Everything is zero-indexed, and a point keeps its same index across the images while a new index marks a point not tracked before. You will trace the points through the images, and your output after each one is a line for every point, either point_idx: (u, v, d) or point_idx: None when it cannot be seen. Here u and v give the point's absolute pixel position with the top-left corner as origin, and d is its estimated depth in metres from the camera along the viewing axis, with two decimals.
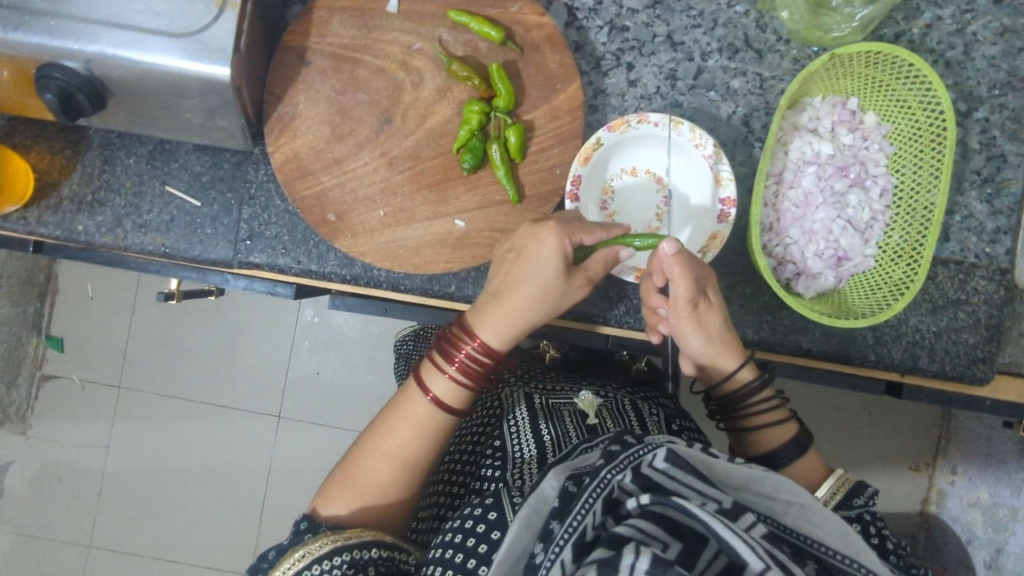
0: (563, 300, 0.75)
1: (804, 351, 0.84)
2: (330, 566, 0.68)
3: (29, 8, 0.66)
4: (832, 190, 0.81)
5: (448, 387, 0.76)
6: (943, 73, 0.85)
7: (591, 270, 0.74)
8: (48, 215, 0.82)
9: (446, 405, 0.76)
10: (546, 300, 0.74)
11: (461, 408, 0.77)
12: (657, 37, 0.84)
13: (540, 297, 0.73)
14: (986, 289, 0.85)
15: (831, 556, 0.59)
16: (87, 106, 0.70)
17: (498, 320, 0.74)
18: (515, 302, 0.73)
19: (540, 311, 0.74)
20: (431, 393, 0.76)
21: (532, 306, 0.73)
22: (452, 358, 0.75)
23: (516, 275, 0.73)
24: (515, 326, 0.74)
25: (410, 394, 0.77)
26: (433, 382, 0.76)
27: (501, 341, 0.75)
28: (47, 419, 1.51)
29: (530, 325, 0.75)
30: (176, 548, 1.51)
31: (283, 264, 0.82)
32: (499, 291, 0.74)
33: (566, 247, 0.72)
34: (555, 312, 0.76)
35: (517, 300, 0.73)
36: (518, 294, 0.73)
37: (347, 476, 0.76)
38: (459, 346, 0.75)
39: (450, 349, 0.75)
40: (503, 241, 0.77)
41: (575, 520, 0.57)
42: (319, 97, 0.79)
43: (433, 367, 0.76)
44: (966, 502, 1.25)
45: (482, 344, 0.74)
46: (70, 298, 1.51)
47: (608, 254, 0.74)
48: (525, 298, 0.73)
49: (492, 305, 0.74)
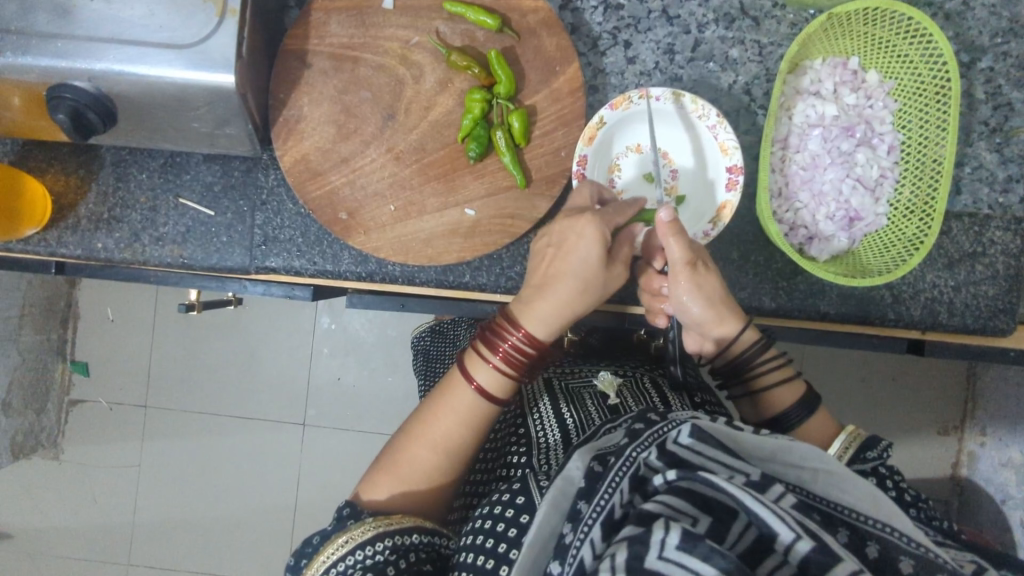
0: (604, 288, 0.75)
1: (823, 315, 0.84)
2: (374, 551, 0.70)
3: (35, 32, 0.67)
4: (839, 150, 0.81)
5: (492, 376, 0.76)
6: (943, 26, 0.85)
7: (620, 254, 0.76)
8: (68, 235, 0.84)
9: (491, 395, 0.77)
10: (589, 290, 0.74)
11: (503, 399, 0.78)
12: (652, 12, 0.84)
13: (584, 291, 0.74)
14: (1002, 239, 0.85)
15: (865, 522, 0.58)
16: (98, 124, 0.71)
17: (545, 314, 0.74)
18: (560, 295, 0.74)
19: (584, 302, 0.75)
20: (475, 382, 0.77)
21: (573, 300, 0.74)
22: (498, 348, 0.76)
23: (557, 266, 0.74)
24: (561, 317, 0.75)
25: (455, 383, 0.78)
26: (478, 371, 0.77)
27: (547, 333, 0.75)
28: (79, 442, 1.54)
29: (575, 316, 0.76)
30: (211, 560, 1.53)
31: (299, 266, 0.84)
32: (541, 285, 0.75)
33: (605, 234, 0.72)
34: (598, 301, 0.76)
35: (559, 294, 0.74)
36: (563, 290, 0.73)
37: (391, 464, 0.77)
38: (505, 336, 0.75)
39: (495, 339, 0.76)
40: (541, 232, 0.77)
41: (603, 499, 0.58)
42: (323, 97, 0.80)
43: (477, 356, 0.77)
44: (998, 462, 1.24)
45: (529, 337, 0.75)
46: (92, 323, 1.53)
47: (630, 237, 0.77)
48: (568, 292, 0.73)
49: (534, 296, 0.75)
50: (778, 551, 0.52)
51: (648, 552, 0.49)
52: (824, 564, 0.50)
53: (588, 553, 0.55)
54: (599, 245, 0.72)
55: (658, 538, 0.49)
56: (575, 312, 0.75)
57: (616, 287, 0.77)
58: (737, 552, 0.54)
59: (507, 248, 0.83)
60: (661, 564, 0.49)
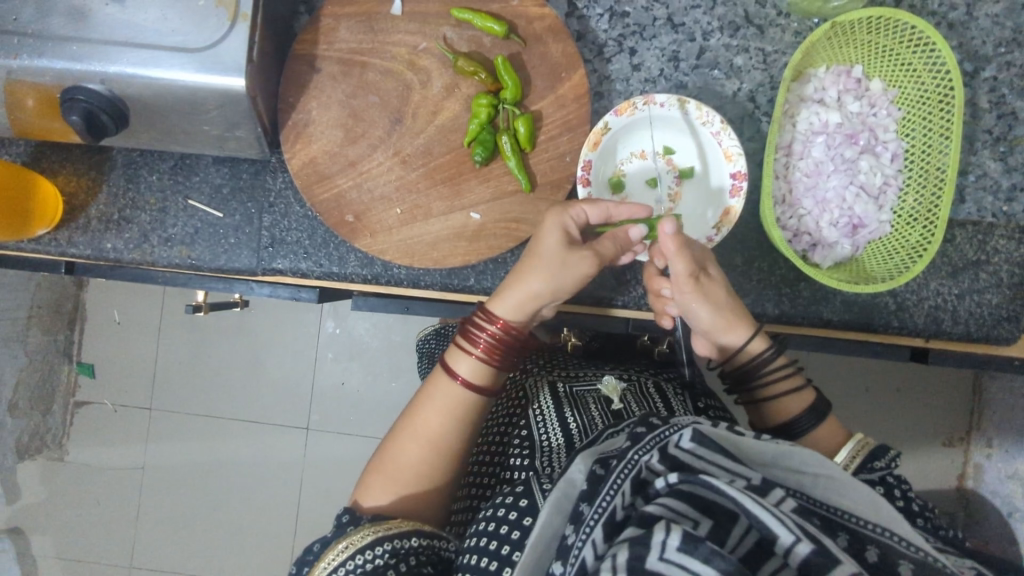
0: (567, 275, 0.75)
1: (826, 322, 0.84)
2: (373, 556, 0.70)
3: (50, 36, 0.69)
4: (843, 158, 0.81)
5: (470, 365, 0.77)
6: (947, 35, 0.85)
7: (598, 248, 0.75)
8: (78, 235, 0.85)
9: (470, 384, 0.77)
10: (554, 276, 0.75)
11: (481, 388, 0.78)
12: (657, 20, 0.85)
13: (552, 274, 0.74)
14: (1007, 248, 0.85)
15: (863, 526, 0.58)
16: (111, 126, 0.72)
17: (516, 299, 0.76)
18: (528, 282, 0.75)
19: (551, 288, 0.75)
20: (456, 373, 0.78)
21: (540, 283, 0.75)
22: (475, 338, 0.77)
23: (527, 255, 0.76)
24: (531, 300, 0.76)
25: (438, 376, 0.79)
26: (458, 363, 0.78)
27: (518, 317, 0.77)
28: (84, 444, 1.55)
29: (546, 302, 0.76)
30: (212, 562, 1.54)
31: (305, 268, 0.85)
32: (515, 274, 0.77)
33: (565, 221, 0.75)
34: (566, 288, 0.76)
35: (528, 277, 0.75)
36: (531, 272, 0.75)
37: (382, 464, 0.78)
38: (480, 325, 0.77)
39: (473, 331, 0.77)
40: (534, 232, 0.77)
41: (604, 501, 0.58)
42: (331, 101, 0.81)
43: (457, 348, 0.78)
44: (1004, 475, 1.22)
45: (501, 323, 0.76)
46: (98, 325, 1.54)
47: (617, 234, 0.76)
48: (534, 279, 0.75)
49: (507, 284, 0.76)
50: (778, 554, 0.52)
51: (648, 553, 0.49)
52: (823, 565, 0.50)
53: (589, 553, 0.55)
54: (559, 227, 0.75)
55: (659, 539, 0.49)
56: (548, 296, 0.76)
57: (581, 278, 0.75)
58: (738, 556, 0.54)
59: (511, 251, 0.84)
60: (661, 565, 0.49)
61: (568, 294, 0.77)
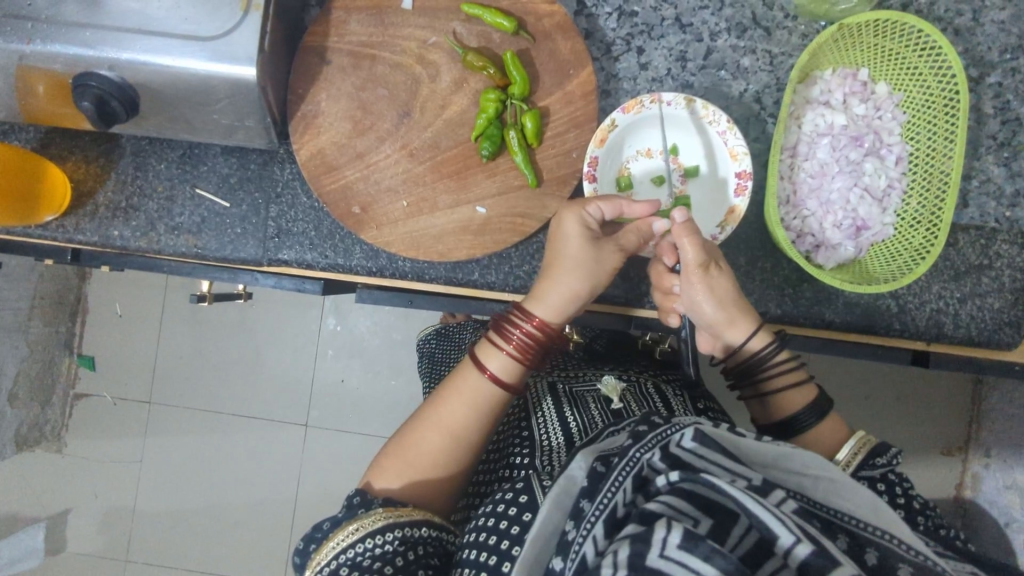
0: (599, 268, 0.77)
1: (828, 323, 0.85)
2: (383, 541, 0.70)
3: (65, 21, 0.69)
4: (848, 160, 0.82)
5: (504, 364, 0.78)
6: (953, 40, 0.86)
7: (620, 240, 0.77)
8: (85, 222, 0.85)
9: (502, 382, 0.78)
10: (586, 273, 0.76)
11: (517, 386, 0.79)
12: (665, 20, 0.85)
13: (583, 273, 0.76)
14: (1010, 253, 0.85)
15: (862, 529, 0.58)
16: (122, 113, 0.73)
17: (552, 296, 0.76)
18: (564, 282, 0.76)
19: (585, 285, 0.77)
20: (488, 370, 0.78)
21: (576, 282, 0.76)
22: (509, 335, 0.77)
23: (557, 252, 0.77)
24: (569, 300, 0.77)
25: (467, 370, 0.80)
26: (491, 360, 0.78)
27: (559, 318, 0.77)
28: (83, 435, 1.54)
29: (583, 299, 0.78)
30: (207, 558, 1.54)
31: (311, 260, 0.85)
32: (546, 272, 0.77)
33: (584, 217, 0.76)
34: (598, 282, 0.77)
35: (565, 277, 0.76)
36: (565, 271, 0.76)
37: (400, 450, 0.78)
38: (516, 324, 0.77)
39: (507, 328, 0.78)
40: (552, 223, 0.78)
41: (606, 498, 0.58)
42: (340, 93, 0.81)
43: (490, 346, 0.79)
44: (1002, 485, 1.22)
45: (538, 322, 0.76)
46: (99, 317, 1.54)
47: (640, 226, 0.78)
48: (566, 277, 0.76)
49: (542, 281, 0.77)
50: (778, 554, 0.52)
51: (649, 550, 0.50)
52: (823, 567, 0.49)
53: (589, 550, 0.56)
54: (578, 223, 0.76)
55: (659, 536, 0.49)
56: (585, 294, 0.77)
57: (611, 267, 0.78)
58: (738, 555, 0.54)
59: (516, 247, 0.84)
60: (661, 563, 0.49)
61: (601, 286, 0.78)
